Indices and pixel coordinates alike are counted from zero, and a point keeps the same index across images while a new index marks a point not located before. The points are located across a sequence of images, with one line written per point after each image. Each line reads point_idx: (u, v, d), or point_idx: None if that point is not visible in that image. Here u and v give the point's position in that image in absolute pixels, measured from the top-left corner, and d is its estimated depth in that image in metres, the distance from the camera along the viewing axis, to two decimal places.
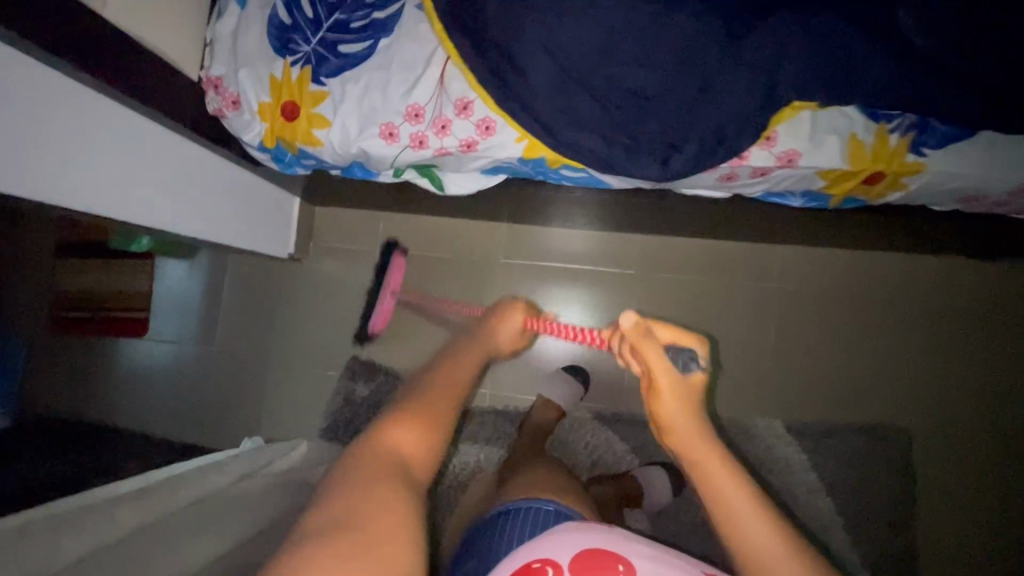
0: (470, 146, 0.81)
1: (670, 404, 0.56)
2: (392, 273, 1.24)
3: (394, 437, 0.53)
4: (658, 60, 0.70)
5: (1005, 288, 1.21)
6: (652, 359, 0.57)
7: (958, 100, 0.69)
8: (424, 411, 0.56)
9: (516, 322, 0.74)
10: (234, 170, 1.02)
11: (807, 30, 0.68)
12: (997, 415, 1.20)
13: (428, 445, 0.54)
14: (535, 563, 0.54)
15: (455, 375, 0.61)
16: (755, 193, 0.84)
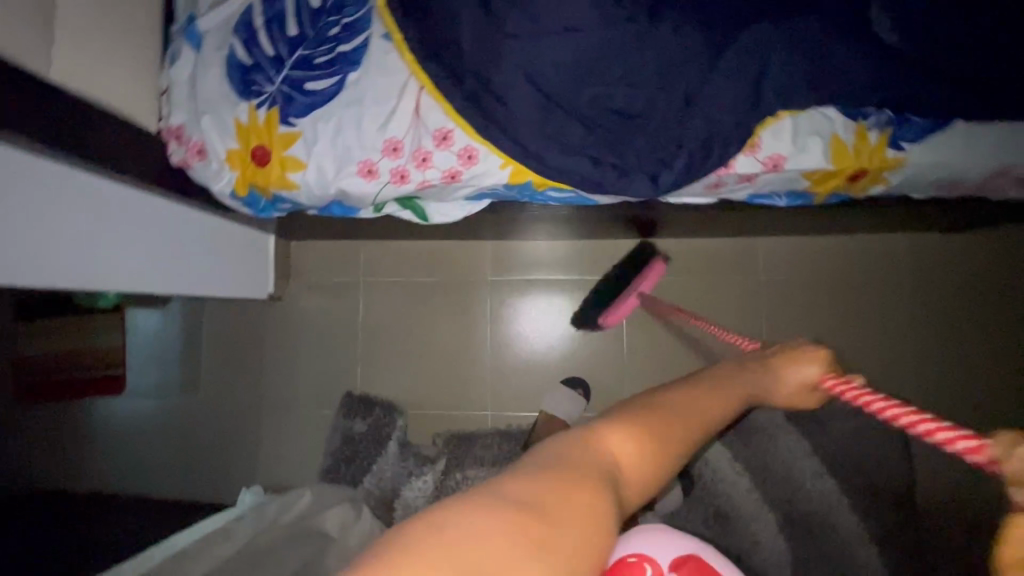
0: (453, 177, 0.78)
1: None
2: (645, 277, 1.20)
3: (624, 438, 0.40)
4: (639, 78, 0.70)
5: (983, 257, 1.24)
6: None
7: (932, 92, 0.70)
8: (664, 425, 0.42)
9: (800, 373, 0.58)
10: (206, 220, 1.00)
11: (783, 38, 0.69)
12: (987, 383, 1.23)
13: (658, 468, 0.40)
14: (630, 558, 0.42)
15: (710, 401, 0.46)
16: (742, 197, 0.84)
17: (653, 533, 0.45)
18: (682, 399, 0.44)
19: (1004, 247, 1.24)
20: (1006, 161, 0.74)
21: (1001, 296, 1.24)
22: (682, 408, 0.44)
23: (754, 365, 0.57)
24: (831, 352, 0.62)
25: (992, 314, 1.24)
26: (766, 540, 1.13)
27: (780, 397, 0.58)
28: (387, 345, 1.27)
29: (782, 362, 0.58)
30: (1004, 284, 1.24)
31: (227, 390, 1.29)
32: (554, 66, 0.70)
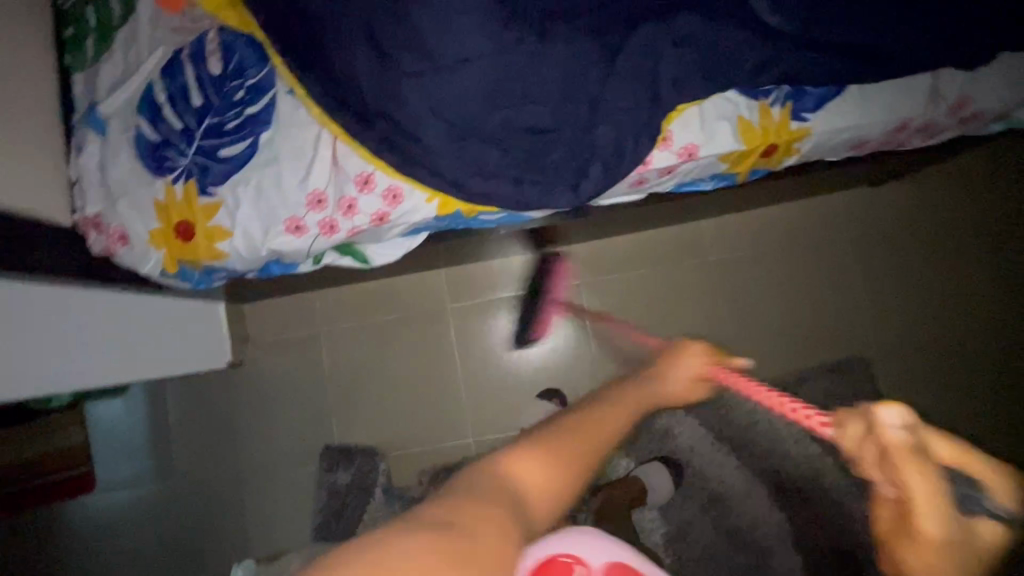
0: (382, 218, 0.78)
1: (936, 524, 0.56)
2: (556, 279, 1.23)
3: (528, 459, 0.56)
4: (543, 95, 0.72)
5: (917, 203, 1.29)
6: (917, 485, 0.59)
7: (820, 63, 0.73)
8: (565, 440, 0.58)
9: (687, 371, 0.78)
10: (161, 301, 0.99)
11: (670, 35, 0.71)
12: (944, 322, 1.27)
13: (563, 478, 0.56)
14: (563, 557, 0.54)
15: (598, 424, 0.62)
16: (669, 189, 0.86)
17: (589, 536, 0.56)
18: (575, 422, 0.61)
19: (936, 190, 1.29)
20: (905, 114, 0.77)
21: (938, 235, 1.29)
22: (578, 425, 0.61)
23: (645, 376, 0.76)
24: (706, 345, 0.81)
25: (939, 254, 1.28)
26: (762, 514, 1.14)
27: (678, 396, 0.77)
28: (359, 390, 1.25)
29: (665, 366, 0.78)
30: (944, 225, 1.29)
31: (199, 468, 1.25)
32: (459, 96, 0.71)
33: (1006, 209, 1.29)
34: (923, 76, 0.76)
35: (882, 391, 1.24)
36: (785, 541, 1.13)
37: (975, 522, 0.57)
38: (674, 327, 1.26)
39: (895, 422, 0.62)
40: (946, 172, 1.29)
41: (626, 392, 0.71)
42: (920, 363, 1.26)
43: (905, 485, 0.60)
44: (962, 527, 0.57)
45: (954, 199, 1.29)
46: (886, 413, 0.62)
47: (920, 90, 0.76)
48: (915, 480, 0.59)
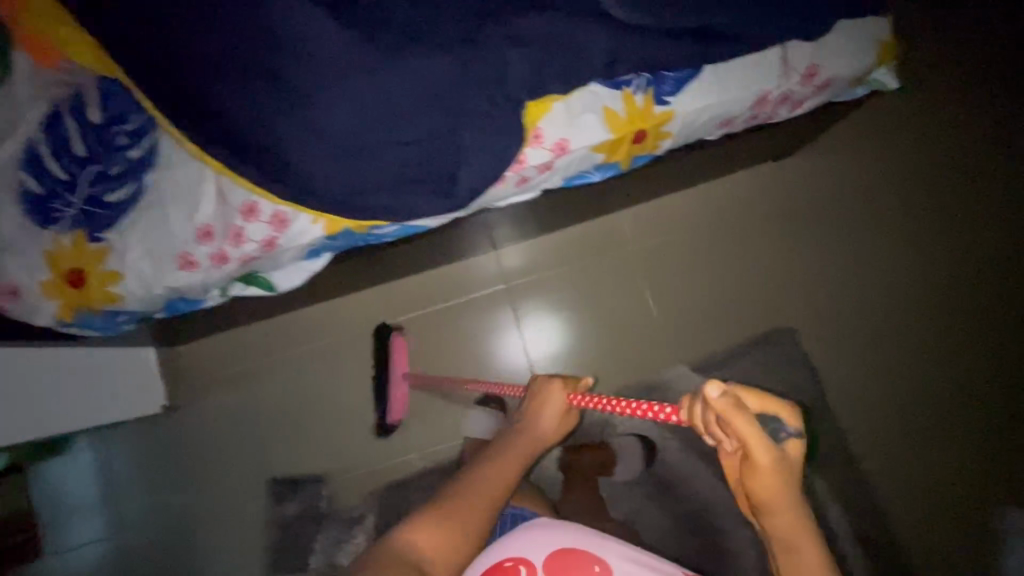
0: (271, 243, 0.80)
1: (769, 484, 0.48)
2: (397, 357, 1.19)
3: (424, 536, 0.60)
4: (407, 108, 0.74)
5: (873, 165, 1.33)
6: (745, 431, 0.45)
7: (669, 49, 0.76)
8: (457, 510, 0.63)
9: (558, 401, 0.78)
10: (88, 351, 1.02)
11: (520, 38, 0.74)
12: (916, 278, 1.29)
13: (452, 551, 0.60)
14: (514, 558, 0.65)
15: (484, 488, 0.66)
16: (557, 185, 0.88)
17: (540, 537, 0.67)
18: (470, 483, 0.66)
19: (922, 142, 1.31)
20: (760, 88, 0.80)
21: (894, 195, 1.32)
22: (469, 489, 0.66)
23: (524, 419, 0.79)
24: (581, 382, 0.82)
25: (931, 206, 1.30)
26: (709, 493, 1.15)
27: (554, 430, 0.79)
28: (301, 417, 1.25)
29: (537, 402, 0.80)
30: (929, 177, 1.30)
31: (145, 517, 1.23)
32: (328, 118, 0.74)
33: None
34: (772, 50, 0.79)
35: (813, 358, 1.27)
36: (735, 517, 1.14)
37: (786, 446, 0.48)
38: (604, 319, 1.29)
39: (714, 391, 0.46)
40: (933, 116, 1.31)
41: (511, 446, 0.74)
42: (926, 321, 1.27)
43: (738, 436, 0.46)
44: (781, 453, 0.47)
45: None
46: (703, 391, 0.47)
47: (771, 64, 0.80)
48: (742, 429, 0.45)
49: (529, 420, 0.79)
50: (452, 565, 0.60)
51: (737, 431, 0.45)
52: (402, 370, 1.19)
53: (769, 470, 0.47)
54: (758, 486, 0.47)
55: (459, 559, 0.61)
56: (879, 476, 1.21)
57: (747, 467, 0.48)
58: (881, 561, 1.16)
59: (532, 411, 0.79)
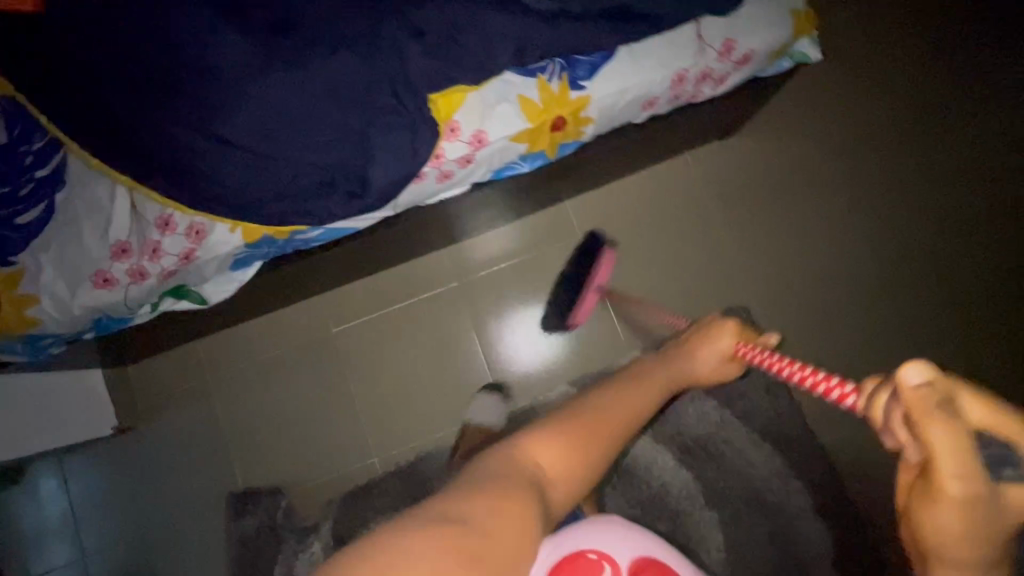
0: (190, 256, 0.79)
1: (946, 536, 0.33)
2: (601, 269, 1.20)
3: (552, 452, 0.54)
4: (314, 110, 0.73)
5: (824, 145, 1.33)
6: (948, 457, 0.33)
7: (575, 32, 0.75)
8: (589, 429, 0.57)
9: (720, 349, 0.75)
10: (35, 376, 1.02)
11: (423, 33, 0.74)
12: (897, 263, 1.30)
13: (577, 473, 0.55)
14: (592, 555, 0.54)
15: (623, 412, 0.60)
16: (484, 178, 0.87)
17: (618, 532, 0.57)
18: (610, 403, 0.61)
19: (912, 143, 1.33)
20: (676, 67, 0.79)
21: (889, 162, 1.33)
22: (612, 409, 0.60)
23: (677, 359, 0.74)
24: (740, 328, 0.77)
25: (937, 188, 1.32)
26: (670, 478, 1.14)
27: (704, 373, 0.75)
28: (258, 429, 1.24)
29: (698, 344, 0.76)
30: (931, 172, 1.33)
31: (98, 545, 1.20)
32: (234, 123, 0.73)
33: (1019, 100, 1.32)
34: (686, 28, 0.78)
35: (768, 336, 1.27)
36: (696, 501, 1.13)
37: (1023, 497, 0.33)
38: None
39: (916, 376, 0.36)
40: (915, 118, 1.34)
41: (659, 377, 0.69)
42: (941, 310, 1.27)
43: (924, 444, 0.34)
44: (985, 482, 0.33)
45: (988, 117, 1.33)
46: (906, 370, 0.36)
47: (685, 42, 0.79)
48: (932, 434, 0.33)
49: (678, 357, 0.75)
50: (573, 484, 0.55)
51: (913, 426, 0.35)
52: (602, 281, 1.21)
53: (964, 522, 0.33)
54: (932, 529, 0.34)
55: (581, 480, 0.56)
56: None
57: (915, 491, 0.35)
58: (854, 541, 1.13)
59: (685, 352, 0.76)
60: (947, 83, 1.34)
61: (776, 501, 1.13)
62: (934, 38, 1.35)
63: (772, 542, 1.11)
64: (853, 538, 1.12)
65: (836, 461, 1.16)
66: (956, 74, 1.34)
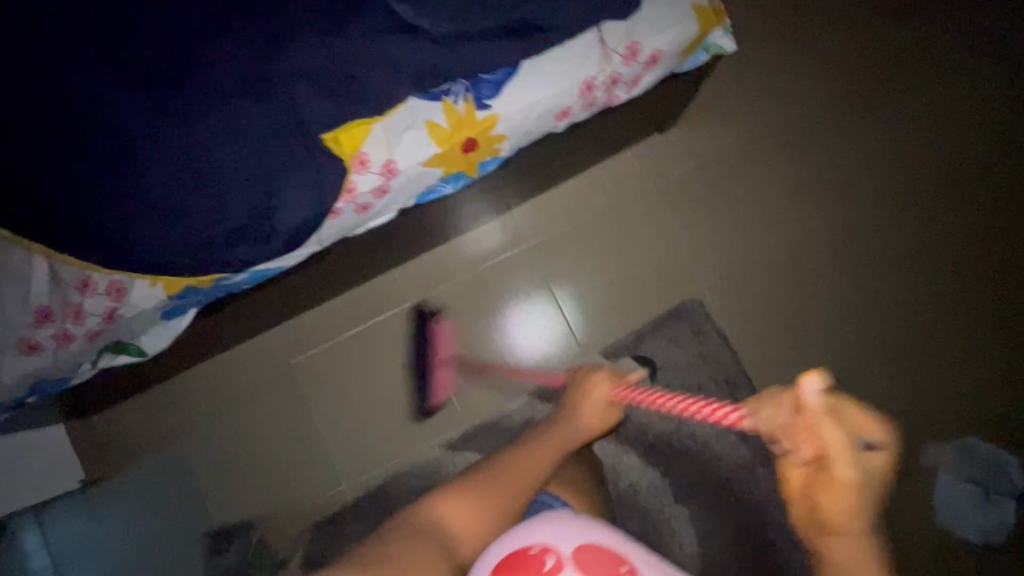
0: (114, 314, 0.79)
1: (839, 499, 0.48)
2: (437, 340, 1.25)
3: (458, 507, 0.73)
4: (218, 158, 0.73)
5: (761, 132, 1.35)
6: (832, 440, 0.48)
7: (472, 52, 0.74)
8: (490, 489, 0.76)
9: (602, 393, 0.93)
10: None
11: (316, 71, 0.74)
12: (846, 240, 1.32)
13: (485, 523, 0.72)
14: (535, 548, 0.63)
15: (519, 468, 0.80)
16: (406, 205, 0.87)
17: (565, 527, 0.65)
18: (506, 463, 0.80)
19: (854, 122, 1.36)
20: (582, 77, 0.78)
21: (838, 137, 1.35)
22: (510, 467, 0.79)
23: (569, 409, 0.94)
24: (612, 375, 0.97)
25: (890, 162, 1.35)
26: (638, 477, 1.14)
27: (596, 416, 0.93)
28: (228, 466, 1.24)
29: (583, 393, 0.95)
30: (883, 146, 1.35)
31: None
32: (143, 178, 0.73)
33: (948, 75, 1.38)
34: (588, 36, 0.77)
35: (723, 327, 1.28)
36: (665, 496, 1.13)
37: (873, 464, 0.48)
38: (516, 319, 1.27)
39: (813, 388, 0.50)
40: (854, 97, 1.37)
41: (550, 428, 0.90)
42: (901, 280, 1.30)
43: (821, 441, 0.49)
44: (868, 466, 0.48)
45: (921, 93, 1.37)
46: (805, 386, 0.50)
47: (590, 50, 0.78)
48: (829, 437, 0.48)
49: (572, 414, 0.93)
50: (485, 531, 0.72)
51: (815, 436, 0.49)
52: (444, 352, 1.25)
53: (844, 485, 0.48)
54: (829, 499, 0.49)
55: (490, 528, 0.72)
56: None
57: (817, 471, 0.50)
58: None
59: (574, 406, 0.94)
60: (879, 62, 1.38)
61: (744, 490, 1.13)
62: (861, 20, 1.39)
63: (742, 531, 1.11)
64: None
65: None
66: (887, 53, 1.38)
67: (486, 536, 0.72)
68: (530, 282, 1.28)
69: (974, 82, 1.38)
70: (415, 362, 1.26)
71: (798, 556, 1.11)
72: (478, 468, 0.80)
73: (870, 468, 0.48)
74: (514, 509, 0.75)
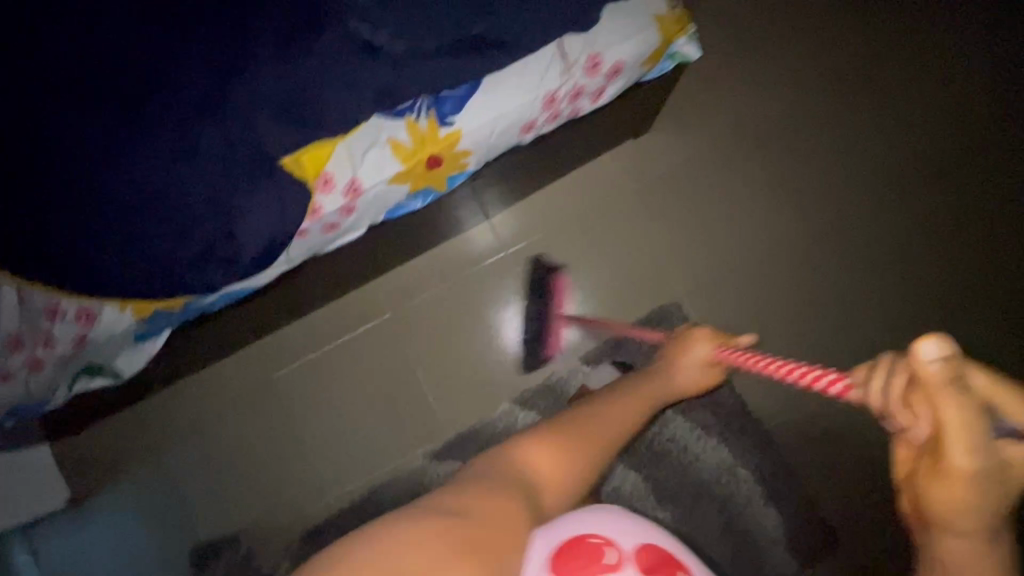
0: (84, 340, 0.80)
1: (952, 490, 0.40)
2: (556, 295, 1.27)
3: (544, 451, 0.67)
4: (180, 184, 0.73)
5: (736, 134, 1.36)
6: (950, 418, 0.39)
7: (431, 70, 0.74)
8: (577, 434, 0.70)
9: (700, 351, 0.91)
10: None
11: (275, 94, 0.74)
12: (823, 239, 1.32)
13: (568, 470, 0.67)
14: (596, 538, 0.65)
15: (610, 418, 0.74)
16: (375, 222, 0.87)
17: (623, 526, 0.68)
18: (595, 411, 0.74)
19: (826, 123, 1.37)
20: (544, 90, 0.78)
21: (811, 138, 1.36)
22: (601, 417, 0.74)
23: (666, 365, 0.91)
24: (716, 332, 0.93)
25: (862, 162, 1.36)
26: (621, 482, 1.14)
27: (691, 374, 0.91)
28: (210, 482, 1.23)
29: (680, 351, 0.92)
30: (856, 146, 1.37)
31: None
32: (104, 205, 0.73)
33: (915, 75, 1.40)
34: (549, 49, 0.77)
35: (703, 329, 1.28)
36: (648, 500, 1.13)
37: (1003, 452, 0.39)
38: (497, 326, 1.27)
39: (930, 355, 0.41)
40: (825, 99, 1.38)
41: (646, 380, 0.87)
42: (877, 278, 1.31)
43: (937, 415, 0.40)
44: (998, 453, 0.39)
45: (890, 93, 1.39)
46: (919, 351, 0.41)
47: (552, 63, 0.77)
48: (946, 413, 0.39)
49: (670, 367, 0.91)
50: (565, 480, 0.66)
51: (934, 411, 0.40)
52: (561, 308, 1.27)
53: (963, 476, 0.39)
54: (941, 488, 0.40)
55: (572, 477, 0.67)
56: (795, 438, 1.16)
57: (930, 455, 0.41)
58: (808, 521, 1.13)
59: (671, 361, 0.92)
60: (847, 64, 1.40)
61: (727, 491, 1.14)
62: (828, 24, 1.41)
63: (724, 532, 1.12)
64: (806, 517, 1.13)
65: (783, 446, 1.16)
66: (856, 55, 1.40)
67: (567, 484, 0.67)
68: (510, 289, 1.28)
69: (940, 81, 1.40)
70: (532, 312, 1.27)
71: (779, 555, 1.12)
72: (558, 417, 0.73)
73: (999, 456, 0.39)
74: (596, 458, 0.70)
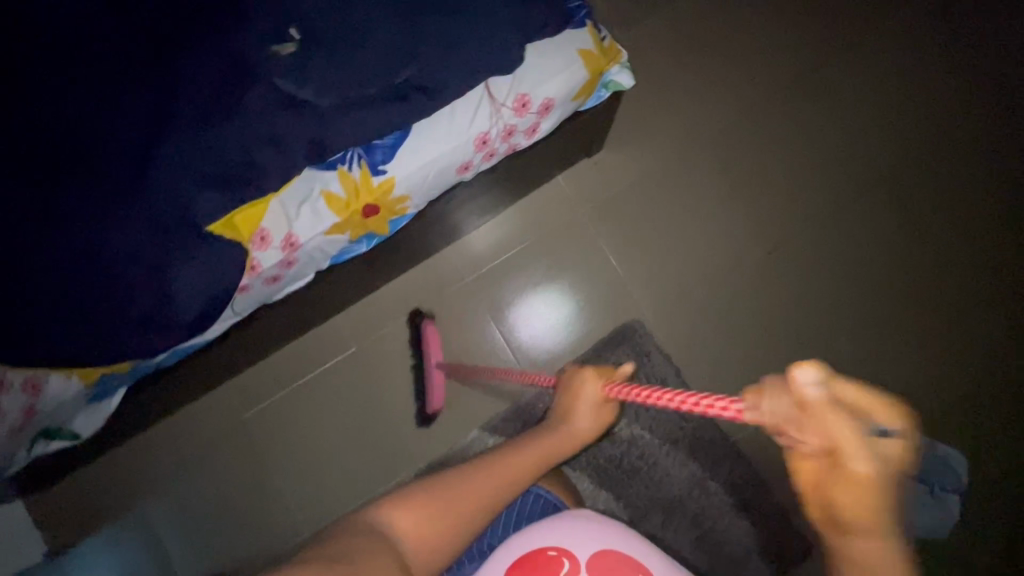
0: (33, 409, 0.80)
1: (857, 506, 0.32)
2: (429, 343, 1.23)
3: (400, 524, 0.60)
4: (112, 252, 0.73)
5: (694, 142, 1.34)
6: (836, 429, 0.32)
7: (357, 122, 0.74)
8: (438, 506, 0.62)
9: (593, 392, 0.74)
10: None
11: (202, 155, 0.74)
12: (785, 244, 1.32)
13: (431, 549, 0.60)
14: (552, 551, 0.64)
15: (472, 491, 0.65)
16: (320, 270, 0.87)
17: (584, 533, 0.66)
18: (458, 480, 0.65)
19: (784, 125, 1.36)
20: (475, 133, 0.78)
21: (770, 142, 1.35)
22: (466, 488, 0.65)
23: (555, 420, 0.76)
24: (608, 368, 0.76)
25: (823, 162, 1.35)
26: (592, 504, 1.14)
27: (591, 422, 0.75)
28: (188, 525, 1.24)
29: (573, 399, 0.76)
30: (815, 147, 1.36)
31: None
32: (38, 278, 0.73)
33: (871, 71, 1.39)
34: (477, 91, 0.77)
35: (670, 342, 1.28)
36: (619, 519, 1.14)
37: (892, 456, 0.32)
38: (463, 352, 1.27)
39: (808, 378, 0.34)
40: (782, 101, 1.37)
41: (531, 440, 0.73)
42: (842, 280, 1.31)
43: (827, 433, 0.32)
44: (882, 457, 0.32)
45: (848, 91, 1.38)
46: (798, 371, 0.34)
47: (480, 106, 0.78)
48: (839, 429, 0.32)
49: (563, 415, 0.76)
50: (431, 555, 0.60)
51: (823, 429, 0.32)
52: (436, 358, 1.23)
53: (869, 487, 0.31)
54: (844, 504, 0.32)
55: (439, 553, 0.61)
56: (762, 446, 1.17)
57: (827, 470, 0.33)
58: (779, 530, 1.14)
59: (565, 410, 0.76)
60: (805, 63, 1.38)
61: (698, 505, 1.15)
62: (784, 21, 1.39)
63: (696, 545, 1.13)
64: (776, 525, 1.14)
65: (751, 456, 1.17)
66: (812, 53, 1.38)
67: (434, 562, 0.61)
68: (473, 314, 1.28)
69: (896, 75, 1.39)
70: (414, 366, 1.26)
71: (752, 565, 1.13)
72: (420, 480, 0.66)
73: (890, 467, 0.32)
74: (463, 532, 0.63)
